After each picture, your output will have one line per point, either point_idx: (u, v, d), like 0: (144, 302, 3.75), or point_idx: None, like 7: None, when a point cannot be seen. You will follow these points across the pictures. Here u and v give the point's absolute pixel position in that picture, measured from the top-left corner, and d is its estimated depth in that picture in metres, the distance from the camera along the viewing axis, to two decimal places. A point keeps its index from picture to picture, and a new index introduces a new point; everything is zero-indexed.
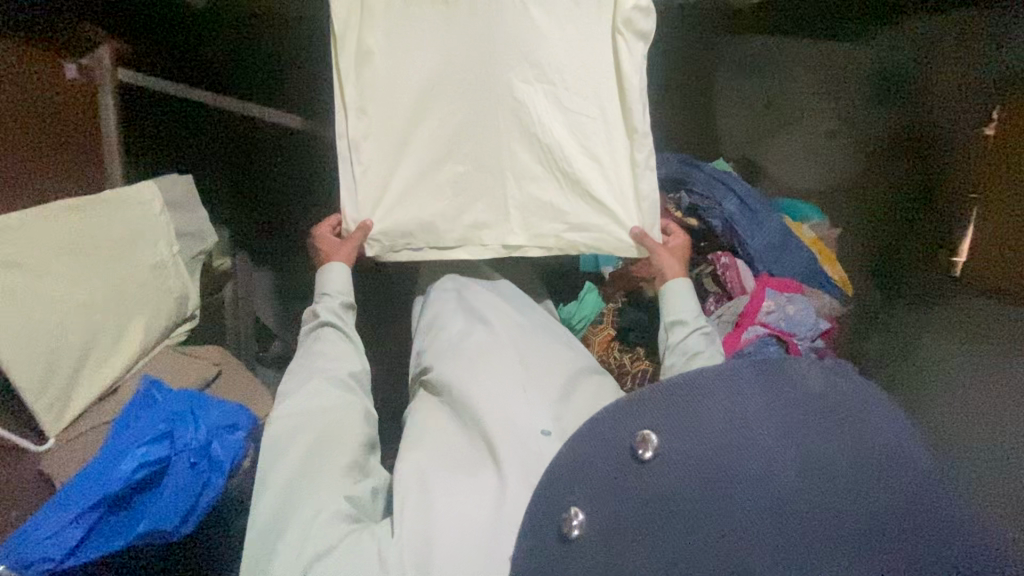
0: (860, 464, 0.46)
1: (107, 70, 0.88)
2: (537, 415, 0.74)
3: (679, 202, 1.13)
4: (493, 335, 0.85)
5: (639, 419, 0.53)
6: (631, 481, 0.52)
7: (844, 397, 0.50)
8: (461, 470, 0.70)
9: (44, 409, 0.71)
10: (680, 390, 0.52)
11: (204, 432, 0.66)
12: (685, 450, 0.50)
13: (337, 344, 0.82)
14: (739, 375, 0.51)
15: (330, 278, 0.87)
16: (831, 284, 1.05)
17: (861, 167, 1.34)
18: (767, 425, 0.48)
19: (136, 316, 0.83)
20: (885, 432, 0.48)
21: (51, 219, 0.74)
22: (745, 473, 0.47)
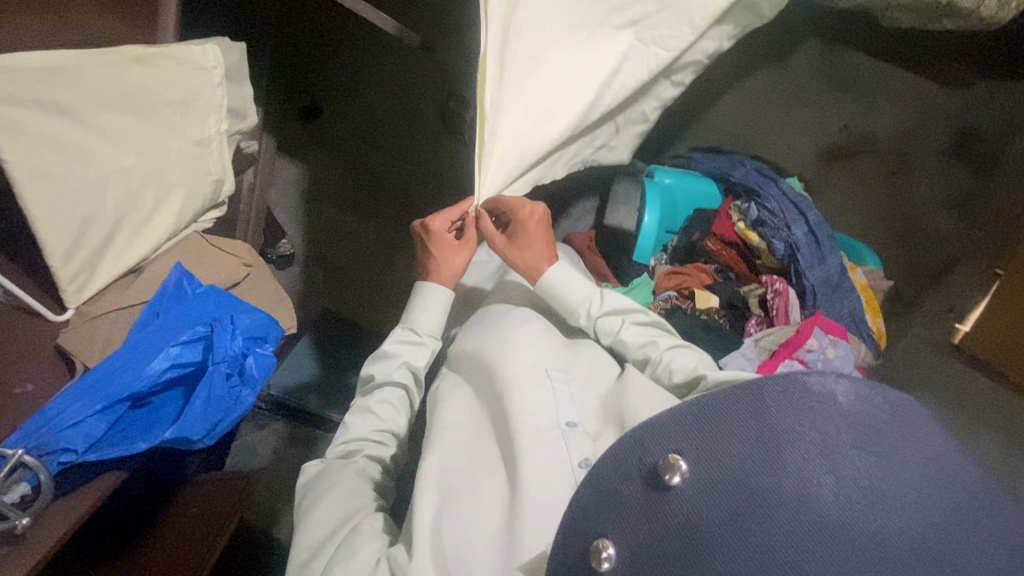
0: (921, 490, 0.37)
1: None
2: (562, 403, 0.64)
3: (745, 214, 1.09)
4: (519, 314, 0.78)
5: (664, 443, 0.45)
6: (662, 516, 0.43)
7: (875, 411, 0.41)
8: (467, 450, 0.64)
9: (68, 279, 0.64)
10: (705, 414, 0.45)
11: (240, 342, 0.64)
12: (716, 477, 0.42)
13: (395, 411, 0.71)
14: (765, 394, 0.43)
15: (418, 316, 0.76)
16: (870, 336, 1.04)
17: (914, 212, 1.30)
18: (801, 444, 0.40)
19: (173, 193, 0.75)
20: (919, 446, 0.40)
21: (99, 64, 0.65)
22: (776, 496, 0.39)
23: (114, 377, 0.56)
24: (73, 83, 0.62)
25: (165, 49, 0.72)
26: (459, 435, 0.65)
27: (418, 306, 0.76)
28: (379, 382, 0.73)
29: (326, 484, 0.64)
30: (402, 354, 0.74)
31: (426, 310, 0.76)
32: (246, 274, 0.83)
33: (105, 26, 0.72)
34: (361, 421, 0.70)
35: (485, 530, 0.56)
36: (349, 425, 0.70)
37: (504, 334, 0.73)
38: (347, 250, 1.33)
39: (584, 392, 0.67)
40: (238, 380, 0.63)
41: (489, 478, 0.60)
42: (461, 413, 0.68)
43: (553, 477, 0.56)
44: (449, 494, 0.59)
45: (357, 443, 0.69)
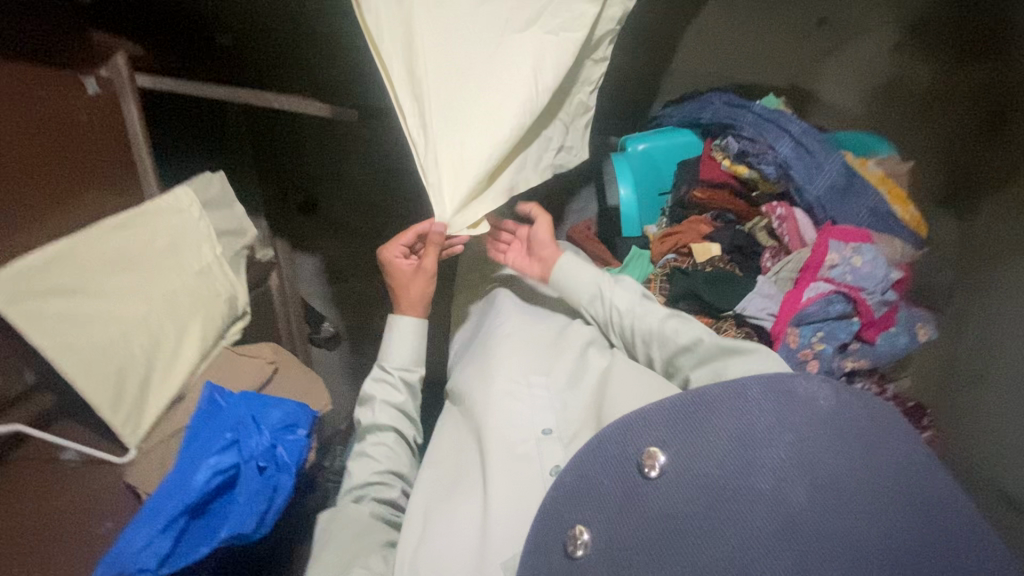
0: (869, 481, 0.43)
1: (124, 76, 0.87)
2: (537, 413, 0.70)
3: (727, 148, 1.04)
4: (498, 327, 0.82)
5: (644, 432, 0.50)
6: (637, 503, 0.47)
7: (854, 417, 0.48)
8: (454, 476, 0.69)
9: (121, 423, 0.74)
10: (689, 408, 0.49)
11: (268, 435, 0.71)
12: (692, 469, 0.46)
13: (392, 451, 0.76)
14: (749, 393, 0.48)
15: (389, 354, 0.80)
16: (904, 227, 0.95)
17: (929, 89, 1.22)
18: (778, 441, 0.45)
19: (191, 322, 0.86)
20: (889, 455, 0.46)
21: (101, 236, 0.77)
22: (752, 493, 0.43)
23: (172, 496, 0.64)
24: (79, 262, 0.73)
25: (145, 205, 0.85)
26: (456, 463, 0.71)
27: (389, 347, 0.80)
28: (368, 427, 0.77)
29: (340, 527, 0.68)
30: (383, 396, 0.78)
31: (397, 347, 0.80)
32: (274, 369, 0.93)
33: (106, 202, 0.85)
34: (362, 467, 0.74)
35: (463, 548, 0.61)
36: (351, 474, 0.74)
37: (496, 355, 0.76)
38: (374, 315, 1.41)
39: (563, 394, 0.72)
40: (274, 469, 0.70)
41: (467, 499, 0.65)
42: (457, 443, 0.73)
43: (520, 489, 0.62)
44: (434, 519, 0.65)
45: (362, 487, 0.73)
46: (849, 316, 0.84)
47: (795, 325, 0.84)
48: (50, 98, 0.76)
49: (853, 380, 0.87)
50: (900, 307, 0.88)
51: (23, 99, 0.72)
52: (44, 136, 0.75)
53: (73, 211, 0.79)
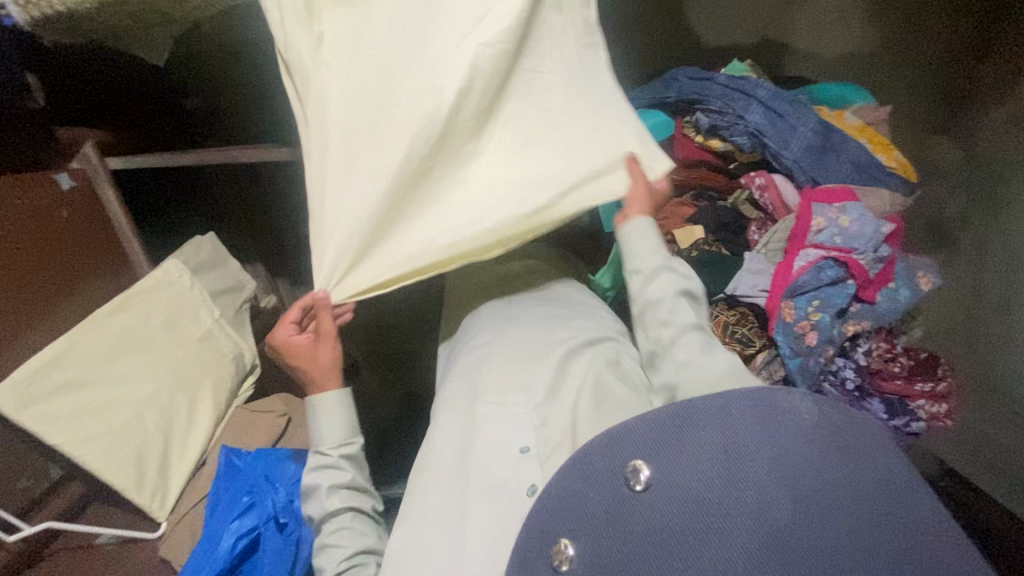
0: (855, 491, 0.43)
1: (96, 163, 0.89)
2: (518, 429, 0.66)
3: (697, 125, 1.01)
4: (474, 346, 0.79)
5: (628, 444, 0.49)
6: (623, 515, 0.46)
7: (836, 427, 0.47)
8: (435, 497, 0.66)
9: (149, 500, 0.77)
10: (675, 419, 0.48)
11: (284, 492, 0.74)
12: (679, 481, 0.46)
13: (355, 533, 0.68)
14: (734, 408, 0.48)
15: (319, 434, 0.73)
16: (891, 175, 0.92)
17: (914, 12, 1.22)
18: (760, 454, 0.45)
19: (202, 389, 0.88)
20: (873, 463, 0.46)
21: (97, 326, 0.80)
22: (737, 506, 0.43)
23: (201, 567, 0.68)
24: (78, 355, 0.76)
25: (139, 285, 0.87)
26: (435, 482, 0.67)
27: (318, 429, 0.72)
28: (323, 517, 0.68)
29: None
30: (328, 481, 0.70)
31: (327, 426, 0.72)
32: (287, 420, 0.95)
33: (100, 289, 0.87)
34: (327, 561, 0.66)
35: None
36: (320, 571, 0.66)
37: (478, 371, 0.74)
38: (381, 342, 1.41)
39: (542, 407, 0.68)
40: (294, 524, 0.73)
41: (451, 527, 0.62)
42: (436, 460, 0.69)
43: (503, 510, 0.61)
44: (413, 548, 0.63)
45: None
46: (844, 280, 0.83)
47: (790, 296, 0.83)
48: (25, 202, 0.79)
49: (857, 343, 0.85)
50: (901, 258, 0.86)
51: None
52: (23, 238, 0.78)
53: (68, 307, 0.81)
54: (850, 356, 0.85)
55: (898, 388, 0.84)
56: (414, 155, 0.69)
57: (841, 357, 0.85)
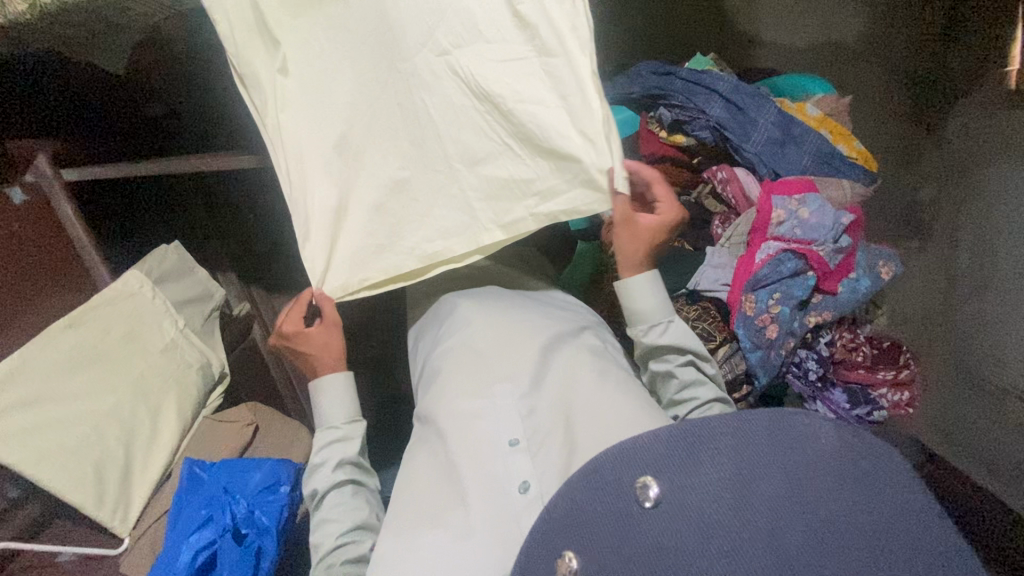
0: (869, 520, 0.42)
1: (49, 176, 0.87)
2: (505, 423, 0.65)
3: (661, 120, 1.01)
4: (455, 342, 0.75)
5: (637, 458, 0.47)
6: (629, 532, 0.45)
7: (855, 453, 0.46)
8: (420, 508, 0.62)
9: (110, 516, 0.76)
10: (688, 438, 0.47)
11: (244, 502, 0.74)
12: (689, 499, 0.44)
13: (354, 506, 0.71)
14: (750, 428, 0.47)
15: (324, 414, 0.78)
16: (853, 165, 0.93)
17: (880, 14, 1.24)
18: (774, 477, 0.44)
19: (165, 402, 0.87)
20: (892, 494, 0.44)
21: (52, 341, 0.79)
22: (751, 530, 0.42)
23: None
24: (33, 372, 0.75)
25: (97, 297, 0.86)
26: (417, 487, 0.64)
27: (326, 411, 0.78)
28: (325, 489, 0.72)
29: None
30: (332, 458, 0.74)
31: (331, 408, 0.78)
32: (254, 429, 0.95)
33: (58, 302, 0.87)
34: (325, 531, 0.69)
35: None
36: (317, 543, 0.69)
37: (468, 366, 0.72)
38: None
39: (530, 398, 0.67)
40: (256, 535, 0.73)
41: (440, 526, 0.60)
42: (424, 471, 0.66)
43: (498, 508, 0.59)
44: (396, 558, 0.59)
45: (332, 551, 0.68)
46: (803, 272, 0.82)
47: (755, 288, 0.82)
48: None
49: (818, 334, 0.85)
50: (860, 249, 0.86)
51: None
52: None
53: (23, 320, 0.81)
54: (812, 347, 0.86)
55: (860, 377, 0.85)
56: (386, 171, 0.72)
57: (803, 348, 0.86)
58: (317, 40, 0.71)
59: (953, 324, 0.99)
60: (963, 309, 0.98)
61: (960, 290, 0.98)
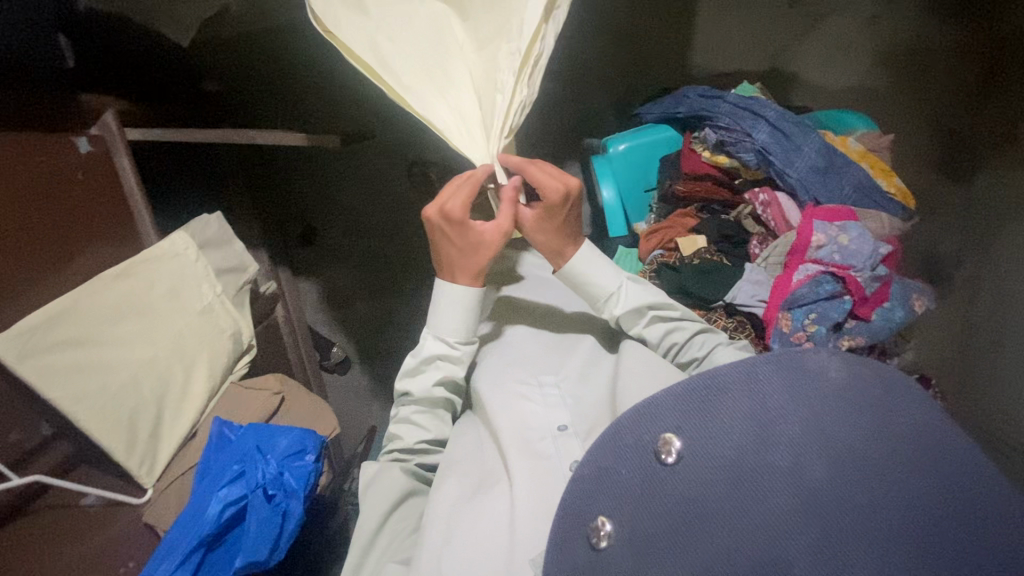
0: (890, 454, 0.42)
1: (114, 130, 0.91)
2: (553, 411, 0.69)
3: (705, 140, 1.03)
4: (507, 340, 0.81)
5: (659, 417, 0.48)
6: (655, 491, 0.46)
7: (868, 384, 0.46)
8: (472, 474, 0.67)
9: (137, 465, 0.78)
10: (704, 392, 0.48)
11: (274, 464, 0.75)
12: (710, 450, 0.45)
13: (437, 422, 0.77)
14: (760, 372, 0.47)
15: (444, 325, 0.75)
16: (890, 200, 0.95)
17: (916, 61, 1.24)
18: (793, 419, 0.45)
19: (198, 361, 0.88)
20: (905, 420, 0.45)
21: (103, 288, 0.79)
22: (768, 467, 0.43)
23: (186, 532, 0.69)
24: (84, 315, 0.76)
25: (145, 252, 0.87)
26: (461, 464, 0.68)
27: (451, 320, 0.75)
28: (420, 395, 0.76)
29: (381, 491, 0.68)
30: (439, 369, 0.76)
31: (451, 319, 0.75)
32: (280, 399, 0.96)
33: (106, 254, 0.88)
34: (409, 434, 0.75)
35: (489, 547, 0.58)
36: (397, 438, 0.75)
37: (515, 362, 0.76)
38: (375, 337, 1.39)
39: (575, 388, 0.72)
40: (283, 496, 0.75)
41: (488, 498, 0.63)
42: (471, 445, 0.71)
43: (546, 480, 0.61)
44: (450, 518, 0.62)
45: (403, 453, 0.75)
46: (841, 295, 0.85)
47: (788, 308, 0.85)
48: (37, 163, 0.79)
49: (852, 358, 0.87)
50: (895, 279, 0.88)
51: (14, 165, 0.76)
52: (29, 198, 0.77)
53: (76, 267, 0.82)
54: None
55: None
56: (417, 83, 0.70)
57: None
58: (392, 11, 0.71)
59: (974, 367, 1.00)
60: (984, 353, 0.99)
61: (983, 334, 1.00)
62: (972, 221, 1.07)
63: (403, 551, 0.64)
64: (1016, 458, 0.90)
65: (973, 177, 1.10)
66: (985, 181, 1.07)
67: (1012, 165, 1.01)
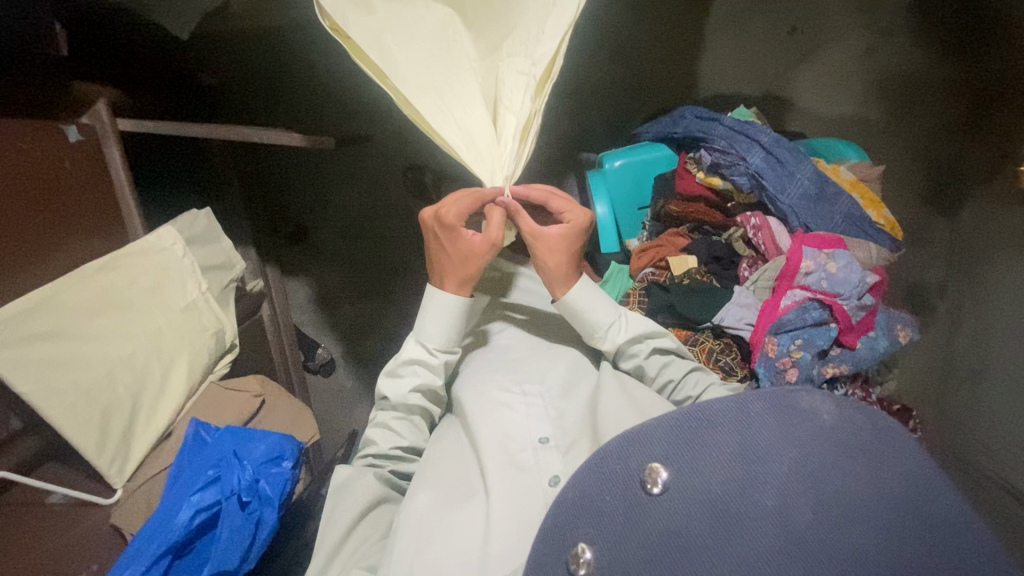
0: (875, 495, 0.42)
1: (105, 122, 0.88)
2: (534, 423, 0.68)
3: (699, 162, 1.04)
4: (495, 347, 0.80)
5: (647, 446, 0.47)
6: (639, 521, 0.45)
7: (859, 429, 0.46)
8: (449, 482, 0.66)
9: (108, 465, 0.76)
10: (693, 423, 0.47)
11: (251, 470, 0.74)
12: (696, 484, 0.45)
13: (414, 428, 0.76)
14: (751, 408, 0.47)
15: (426, 333, 0.74)
16: (878, 230, 0.97)
17: (910, 93, 1.27)
18: (780, 455, 0.44)
19: (177, 359, 0.86)
20: (895, 464, 0.44)
21: (83, 280, 0.77)
22: (758, 509, 0.42)
23: (154, 539, 0.67)
24: (62, 310, 0.74)
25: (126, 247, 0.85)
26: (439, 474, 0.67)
27: (432, 330, 0.74)
28: (396, 401, 0.75)
29: (351, 501, 0.66)
30: (417, 376, 0.75)
31: (433, 329, 0.74)
32: (260, 402, 0.95)
33: (91, 245, 0.87)
34: (384, 437, 0.74)
35: (460, 558, 0.57)
36: (373, 443, 0.74)
37: (498, 372, 0.75)
38: (361, 341, 1.38)
39: (558, 402, 0.71)
40: (256, 504, 0.73)
41: (465, 511, 0.62)
42: (450, 454, 0.70)
43: (527, 493, 0.61)
44: (424, 527, 0.61)
45: (377, 459, 0.74)
46: (827, 323, 0.85)
47: (777, 333, 0.86)
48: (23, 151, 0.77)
49: (834, 385, 0.88)
50: (881, 311, 0.89)
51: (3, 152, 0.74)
52: (8, 186, 0.75)
53: (59, 258, 0.81)
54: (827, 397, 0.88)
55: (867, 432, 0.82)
56: (424, 79, 0.69)
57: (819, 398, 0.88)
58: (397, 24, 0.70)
59: (954, 396, 1.02)
60: (963, 383, 1.01)
61: (962, 364, 1.02)
62: (957, 254, 1.09)
63: (369, 558, 0.63)
64: (990, 489, 0.91)
65: (960, 211, 1.12)
66: (971, 216, 1.09)
67: (997, 203, 1.03)
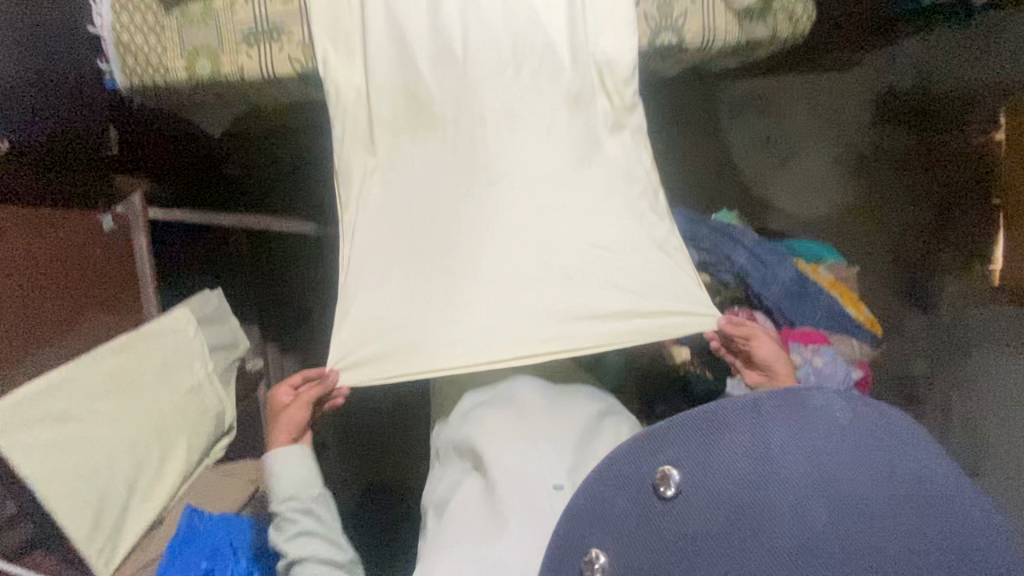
0: (888, 494, 0.44)
1: (138, 209, 0.95)
2: (547, 469, 0.69)
3: (688, 259, 1.11)
4: (511, 391, 0.80)
5: (659, 450, 0.50)
6: (653, 525, 0.48)
7: (873, 428, 0.47)
8: (462, 530, 0.66)
9: (95, 555, 0.74)
10: (704, 423, 0.49)
11: (243, 563, 0.75)
12: (710, 484, 0.47)
13: None
14: (765, 408, 0.48)
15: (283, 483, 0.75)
16: (859, 327, 1.03)
17: (879, 191, 1.37)
18: (795, 457, 0.46)
19: (178, 440, 0.87)
20: (912, 462, 0.46)
21: (97, 363, 0.80)
22: (775, 511, 0.45)
23: None
24: (72, 391, 0.76)
25: (140, 328, 0.88)
26: None
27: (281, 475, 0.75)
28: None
29: None
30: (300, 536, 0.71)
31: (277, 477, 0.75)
32: (254, 488, 0.93)
33: (109, 326, 0.90)
34: None
35: None
36: None
37: (510, 412, 0.77)
38: (350, 424, 1.33)
39: (572, 451, 0.72)
40: None
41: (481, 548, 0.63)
42: (464, 504, 0.70)
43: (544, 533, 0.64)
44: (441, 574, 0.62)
45: None
46: None
47: None
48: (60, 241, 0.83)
49: None
50: None
51: (41, 241, 0.80)
52: (36, 275, 0.79)
53: (78, 338, 0.84)
54: None
55: None
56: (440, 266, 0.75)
57: None
58: (413, 147, 0.79)
59: None
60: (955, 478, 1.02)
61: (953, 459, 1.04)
62: (939, 349, 1.15)
63: None
64: None
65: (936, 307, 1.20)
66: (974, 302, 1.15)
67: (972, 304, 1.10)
